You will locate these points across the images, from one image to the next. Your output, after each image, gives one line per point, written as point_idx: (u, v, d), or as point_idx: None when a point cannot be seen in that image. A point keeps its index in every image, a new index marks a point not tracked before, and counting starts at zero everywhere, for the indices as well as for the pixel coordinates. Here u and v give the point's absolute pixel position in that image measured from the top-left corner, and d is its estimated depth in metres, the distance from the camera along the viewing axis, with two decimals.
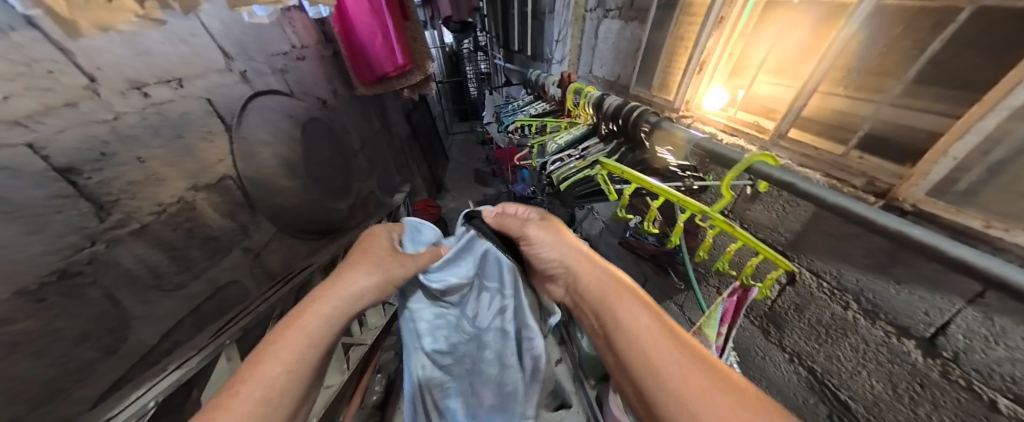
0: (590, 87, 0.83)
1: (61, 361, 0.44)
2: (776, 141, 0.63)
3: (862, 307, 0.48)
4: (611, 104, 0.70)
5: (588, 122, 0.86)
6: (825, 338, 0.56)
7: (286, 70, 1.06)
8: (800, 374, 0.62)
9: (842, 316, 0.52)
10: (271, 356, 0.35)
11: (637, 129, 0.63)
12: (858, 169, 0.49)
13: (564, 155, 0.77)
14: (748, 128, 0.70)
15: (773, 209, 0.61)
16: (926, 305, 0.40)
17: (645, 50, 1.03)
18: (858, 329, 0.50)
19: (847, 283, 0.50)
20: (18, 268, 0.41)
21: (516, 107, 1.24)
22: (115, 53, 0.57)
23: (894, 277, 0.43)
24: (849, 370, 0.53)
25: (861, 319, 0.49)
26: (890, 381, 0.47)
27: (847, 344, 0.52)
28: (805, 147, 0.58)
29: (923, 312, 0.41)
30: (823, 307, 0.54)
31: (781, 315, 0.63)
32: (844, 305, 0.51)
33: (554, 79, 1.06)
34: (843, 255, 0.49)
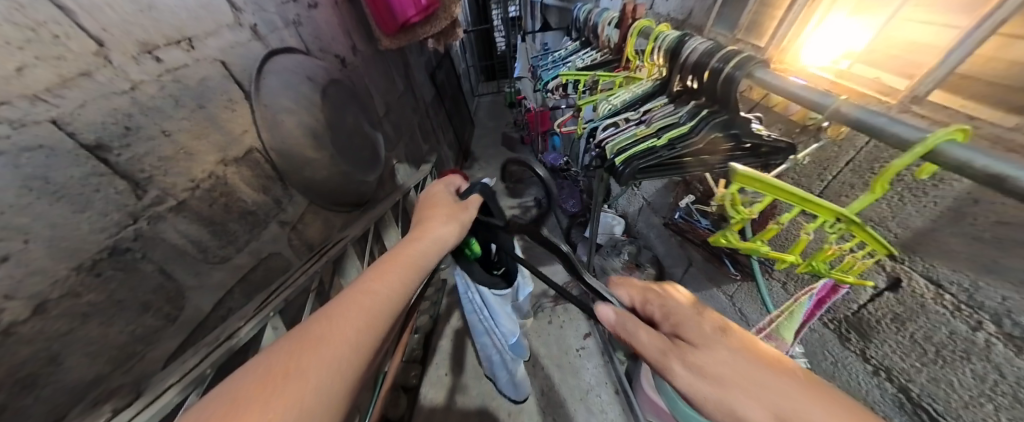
0: (662, 27, 0.67)
1: (129, 328, 0.48)
2: (907, 107, 0.48)
3: (1004, 331, 0.38)
4: (691, 52, 0.57)
5: (652, 77, 0.71)
6: (934, 359, 0.47)
7: (300, 22, 0.96)
8: (886, 390, 0.55)
9: (967, 337, 0.42)
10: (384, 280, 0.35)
11: (729, 89, 0.50)
12: None
13: (620, 120, 0.66)
14: (864, 86, 0.54)
15: (882, 198, 0.49)
16: None
17: None
18: (987, 355, 0.40)
19: (982, 301, 0.39)
20: (73, 246, 0.42)
21: (558, 58, 1.07)
22: (119, 10, 0.51)
23: None
24: (965, 398, 0.44)
25: (997, 344, 0.39)
26: None
27: (967, 370, 0.43)
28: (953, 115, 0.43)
29: None
30: (939, 323, 0.45)
31: (869, 325, 0.55)
32: (973, 326, 0.41)
33: (612, 17, 0.87)
34: (993, 267, 0.37)
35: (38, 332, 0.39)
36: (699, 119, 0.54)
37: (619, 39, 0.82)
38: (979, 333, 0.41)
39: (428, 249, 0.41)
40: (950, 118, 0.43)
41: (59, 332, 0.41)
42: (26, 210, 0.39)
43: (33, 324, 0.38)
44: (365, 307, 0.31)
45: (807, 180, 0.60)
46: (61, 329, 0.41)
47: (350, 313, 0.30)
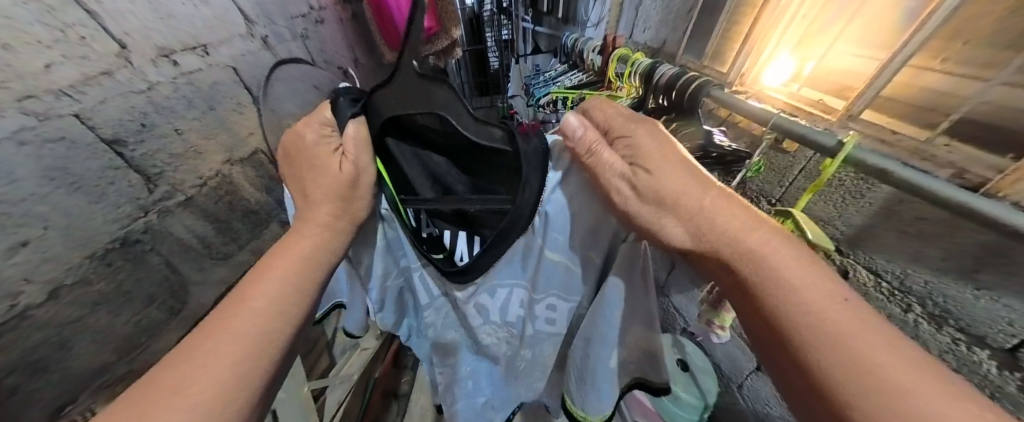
0: (638, 54, 0.77)
1: (134, 319, 0.50)
2: (844, 124, 0.56)
3: (929, 311, 0.44)
4: (666, 74, 0.65)
5: (631, 96, 0.79)
6: None
7: (307, 36, 1.01)
8: None
9: (900, 318, 0.48)
10: (249, 299, 0.35)
11: (694, 103, 0.57)
12: (946, 159, 0.43)
13: None
14: (813, 107, 0.62)
15: (830, 201, 0.56)
16: (1015, 315, 0.36)
17: (703, 10, 0.91)
18: (918, 333, 0.47)
19: (912, 285, 0.46)
20: (87, 235, 0.44)
21: (548, 78, 1.16)
22: (141, 17, 0.54)
23: (978, 283, 0.38)
24: None
25: (922, 323, 0.46)
26: None
27: None
28: (881, 131, 0.51)
29: (1006, 322, 0.37)
30: (879, 307, 0.51)
31: None
32: (904, 308, 0.47)
33: (595, 44, 0.97)
34: (917, 255, 0.44)
35: (50, 319, 0.40)
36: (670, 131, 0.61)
37: (601, 63, 0.91)
38: (909, 314, 0.47)
39: (312, 254, 0.41)
40: (879, 132, 0.51)
41: (70, 319, 0.42)
42: (46, 199, 0.40)
43: (47, 309, 0.40)
44: (237, 325, 0.32)
45: (769, 186, 0.67)
46: (71, 316, 0.42)
47: (237, 328, 0.32)
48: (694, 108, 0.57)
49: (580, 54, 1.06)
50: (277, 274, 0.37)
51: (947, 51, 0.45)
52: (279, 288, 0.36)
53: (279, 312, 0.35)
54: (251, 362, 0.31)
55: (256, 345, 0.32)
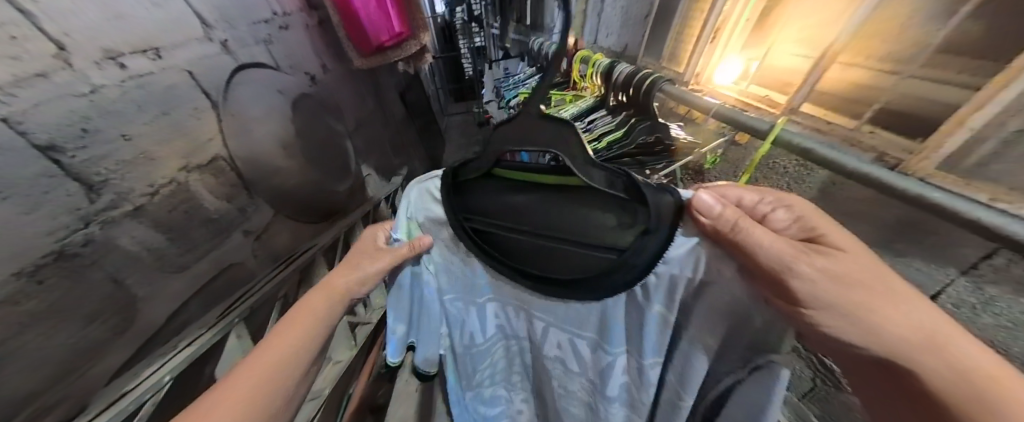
0: (598, 55, 0.81)
1: (74, 340, 0.46)
2: (788, 115, 0.61)
3: None
4: (623, 73, 0.69)
5: (595, 95, 0.84)
6: None
7: (271, 41, 0.99)
8: None
9: None
10: (298, 327, 0.49)
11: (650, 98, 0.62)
12: (869, 144, 0.48)
13: (570, 128, 0.76)
14: (760, 102, 0.67)
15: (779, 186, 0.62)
16: (923, 275, 0.42)
17: (658, 16, 0.97)
18: None
19: None
20: (19, 249, 0.41)
21: (517, 81, 1.19)
22: (85, 18, 0.51)
23: (895, 251, 0.44)
24: None
25: None
26: None
27: None
28: (818, 121, 0.56)
29: (916, 283, 0.43)
30: None
31: None
32: None
33: (557, 48, 1.00)
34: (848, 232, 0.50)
35: None
36: (630, 125, 0.66)
37: (567, 65, 0.94)
38: None
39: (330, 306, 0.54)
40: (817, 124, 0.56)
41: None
42: None
43: None
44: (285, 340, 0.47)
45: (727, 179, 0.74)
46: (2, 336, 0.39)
47: (267, 361, 0.44)
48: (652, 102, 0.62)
49: (545, 58, 1.10)
50: (307, 320, 0.50)
51: (868, 50, 0.51)
52: (302, 333, 0.49)
53: (303, 341, 0.48)
54: (258, 400, 0.40)
55: (303, 351, 0.47)
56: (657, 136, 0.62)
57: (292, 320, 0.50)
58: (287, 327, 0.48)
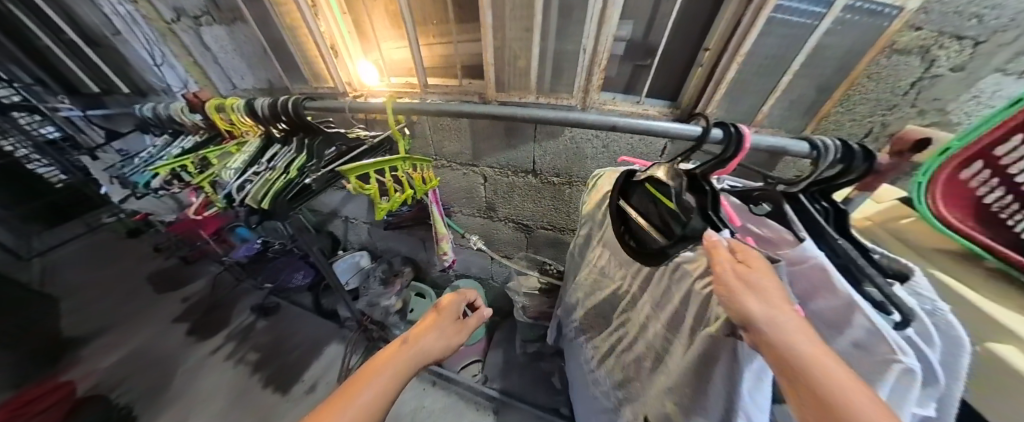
0: (231, 98, 0.68)
1: None
2: (427, 91, 0.79)
3: (499, 166, 0.82)
4: (263, 104, 0.60)
5: (260, 135, 0.70)
6: (479, 192, 0.88)
7: None
8: (477, 222, 0.96)
9: (489, 175, 0.84)
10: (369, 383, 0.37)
11: (304, 116, 0.57)
12: (472, 90, 0.75)
13: (250, 174, 0.59)
14: (406, 87, 0.82)
15: (451, 138, 0.81)
16: (535, 146, 0.76)
17: (271, 50, 0.89)
18: (496, 178, 0.85)
19: (486, 159, 0.82)
20: None
21: (149, 157, 0.89)
22: None
23: (512, 142, 0.77)
24: (499, 201, 0.89)
25: (493, 174, 0.84)
26: (519, 196, 0.86)
27: (496, 189, 0.87)
28: (443, 88, 0.77)
29: (527, 152, 0.78)
30: (472, 173, 0.85)
31: (449, 190, 0.91)
32: (489, 169, 0.84)
33: (183, 106, 0.82)
34: (491, 144, 0.79)
35: None
36: (309, 144, 0.59)
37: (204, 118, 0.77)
38: (490, 171, 0.84)
39: (394, 375, 0.40)
40: (445, 92, 0.77)
41: None
42: None
43: None
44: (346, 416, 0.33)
45: (426, 146, 0.85)
46: None
47: (364, 394, 0.36)
48: (307, 119, 0.57)
49: (174, 119, 0.87)
50: (376, 377, 0.38)
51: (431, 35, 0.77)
52: (378, 392, 0.37)
53: (398, 377, 0.40)
54: None
55: (382, 404, 0.36)
56: (338, 147, 0.59)
57: (361, 380, 0.37)
58: (351, 394, 0.36)
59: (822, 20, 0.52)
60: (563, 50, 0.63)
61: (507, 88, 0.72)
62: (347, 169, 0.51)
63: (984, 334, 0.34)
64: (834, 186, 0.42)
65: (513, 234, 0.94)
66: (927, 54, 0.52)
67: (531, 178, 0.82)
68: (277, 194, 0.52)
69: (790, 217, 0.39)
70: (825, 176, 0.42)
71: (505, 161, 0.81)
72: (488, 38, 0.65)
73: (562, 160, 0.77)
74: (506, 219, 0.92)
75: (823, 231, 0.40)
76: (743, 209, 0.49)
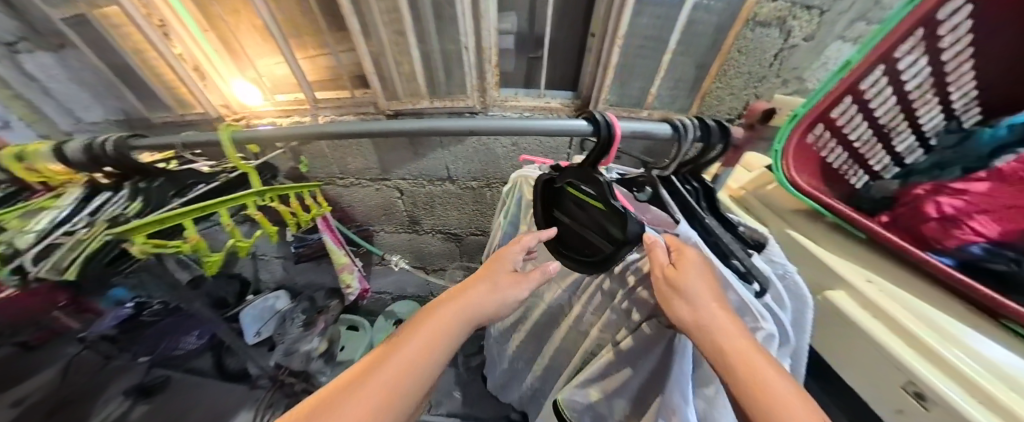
0: (36, 144, 0.58)
1: None
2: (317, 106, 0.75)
3: (414, 177, 0.78)
4: (71, 148, 0.51)
5: (87, 186, 0.62)
6: (398, 206, 0.83)
7: None
8: (400, 237, 0.90)
9: (406, 188, 0.79)
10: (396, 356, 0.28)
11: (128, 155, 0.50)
12: (365, 101, 0.72)
13: (62, 233, 0.50)
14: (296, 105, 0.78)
15: (356, 154, 0.74)
16: (447, 153, 0.73)
17: (117, 75, 0.76)
18: (414, 190, 0.80)
19: (400, 171, 0.77)
20: None
21: None
22: None
23: (422, 151, 0.73)
24: (420, 212, 0.84)
25: (408, 187, 0.79)
26: (441, 205, 0.82)
27: (416, 202, 0.82)
28: (334, 102, 0.74)
29: (441, 160, 0.74)
30: (385, 188, 0.79)
31: (362, 208, 0.84)
32: (404, 182, 0.78)
33: None
34: (401, 155, 0.74)
35: None
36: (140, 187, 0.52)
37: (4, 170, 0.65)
38: (407, 184, 0.79)
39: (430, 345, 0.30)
40: (338, 105, 0.73)
41: None
42: None
43: None
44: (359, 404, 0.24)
45: (327, 165, 0.77)
46: None
47: (382, 368, 0.27)
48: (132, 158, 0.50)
49: None
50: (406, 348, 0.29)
51: (308, 47, 0.72)
52: (408, 364, 0.28)
53: (435, 348, 0.30)
54: None
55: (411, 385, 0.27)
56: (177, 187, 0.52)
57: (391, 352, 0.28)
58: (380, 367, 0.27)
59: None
60: (447, 52, 0.62)
61: (397, 95, 0.70)
62: (143, 222, 0.42)
63: (826, 283, 0.39)
64: (699, 164, 0.43)
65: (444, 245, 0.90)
66: (784, 25, 0.55)
67: (449, 185, 0.78)
68: (88, 258, 0.45)
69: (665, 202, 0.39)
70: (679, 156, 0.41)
71: (417, 172, 0.77)
72: (360, 45, 0.63)
73: (475, 163, 0.74)
74: (433, 231, 0.87)
75: (691, 209, 0.39)
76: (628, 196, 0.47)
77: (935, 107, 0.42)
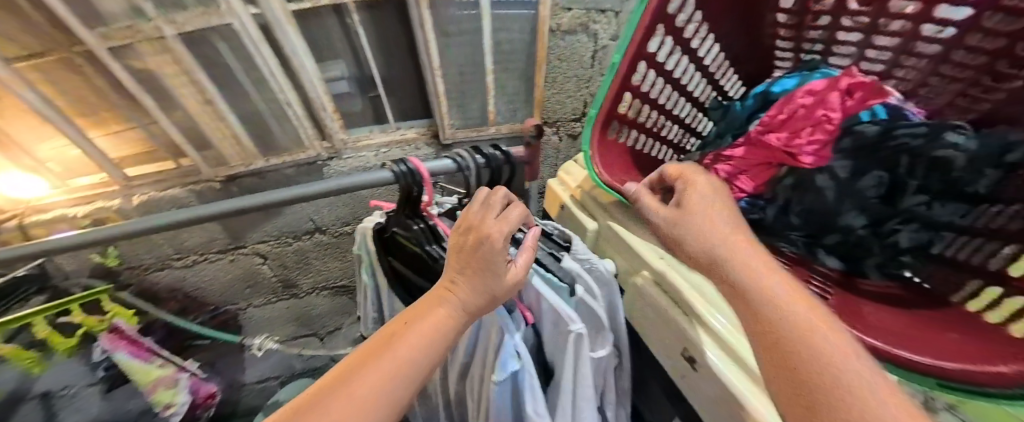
0: None
1: None
2: (131, 187, 0.68)
3: (277, 239, 0.73)
4: None
5: None
6: (267, 271, 0.76)
7: None
8: (275, 302, 0.82)
9: (272, 251, 0.74)
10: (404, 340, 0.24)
11: None
12: (190, 172, 0.68)
13: None
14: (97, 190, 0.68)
15: (191, 232, 0.66)
16: (308, 207, 0.70)
17: None
18: (280, 251, 0.74)
19: (260, 236, 0.71)
20: None
21: None
22: None
23: (276, 212, 0.69)
24: (292, 273, 0.78)
25: (274, 250, 0.73)
26: (316, 259, 0.79)
27: (287, 262, 0.76)
28: (153, 178, 0.68)
29: (302, 215, 0.71)
30: (242, 257, 0.72)
31: (214, 285, 0.74)
32: (267, 246, 0.73)
33: None
34: (252, 220, 0.68)
35: None
36: None
37: None
38: (271, 247, 0.73)
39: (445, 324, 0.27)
40: (160, 181, 0.68)
41: None
42: None
43: None
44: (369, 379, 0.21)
45: (151, 249, 0.66)
46: None
47: (394, 349, 0.24)
48: None
49: None
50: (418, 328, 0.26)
51: (101, 124, 0.61)
52: (424, 336, 0.25)
53: (433, 344, 0.26)
54: None
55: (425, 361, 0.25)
56: None
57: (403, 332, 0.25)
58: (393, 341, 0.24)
59: (480, 19, 0.52)
60: (276, 111, 0.65)
61: (225, 161, 0.68)
62: None
63: (638, 264, 0.41)
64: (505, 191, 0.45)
65: (334, 301, 0.87)
66: (589, 29, 0.59)
67: (317, 239, 0.76)
68: None
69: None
70: (487, 180, 0.45)
71: (276, 232, 0.72)
72: (161, 117, 0.60)
73: (340, 210, 0.73)
74: (315, 289, 0.83)
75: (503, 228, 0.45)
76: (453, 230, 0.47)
77: (699, 76, 0.51)
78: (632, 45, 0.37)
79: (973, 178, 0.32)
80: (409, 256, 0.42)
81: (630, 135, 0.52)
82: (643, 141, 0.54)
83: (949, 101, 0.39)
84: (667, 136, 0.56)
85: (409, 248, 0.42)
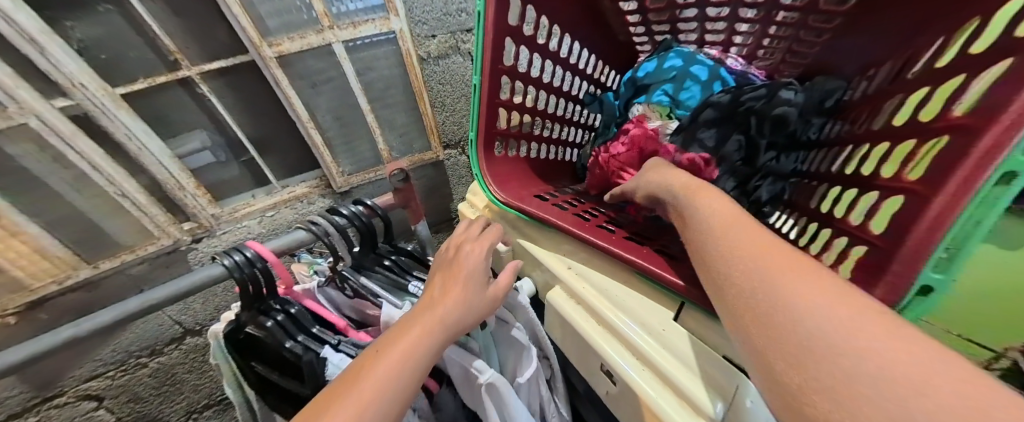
0: None
1: None
2: None
3: (121, 366, 0.57)
4: None
5: None
6: (112, 407, 0.59)
7: None
8: None
9: (115, 382, 0.57)
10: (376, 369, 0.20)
11: None
12: None
13: None
14: None
15: None
16: (163, 318, 0.57)
17: None
18: (129, 379, 0.58)
19: (90, 370, 0.55)
20: None
21: None
22: None
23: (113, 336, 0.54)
24: (153, 399, 0.62)
25: (117, 381, 0.57)
26: (187, 374, 0.64)
27: (144, 389, 0.60)
28: None
29: (155, 329, 0.57)
30: (63, 401, 0.55)
31: None
32: (105, 378, 0.56)
33: None
34: (74, 356, 0.52)
35: None
36: None
37: None
38: (113, 378, 0.57)
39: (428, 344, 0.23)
40: None
41: None
42: None
43: None
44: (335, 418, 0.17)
45: None
46: None
47: (363, 380, 0.20)
48: None
49: None
50: (393, 352, 0.22)
51: None
52: (400, 360, 0.21)
53: (411, 366, 0.21)
54: None
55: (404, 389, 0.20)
56: None
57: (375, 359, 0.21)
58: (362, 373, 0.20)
59: (344, 66, 0.52)
60: (105, 206, 0.52)
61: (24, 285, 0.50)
62: None
63: (552, 279, 0.40)
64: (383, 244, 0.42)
65: None
66: (461, 50, 0.58)
67: (182, 350, 0.61)
68: None
69: (367, 284, 0.41)
70: (357, 239, 0.44)
71: (117, 358, 0.56)
72: None
73: (214, 305, 0.61)
74: (187, 417, 0.67)
75: (395, 284, 0.42)
76: (344, 296, 0.44)
77: (574, 77, 0.54)
78: (486, 59, 0.40)
79: (806, 127, 0.42)
80: (268, 354, 0.37)
81: (523, 146, 0.52)
82: (539, 149, 0.54)
83: (780, 59, 0.49)
84: (561, 137, 0.57)
85: (272, 342, 0.37)
